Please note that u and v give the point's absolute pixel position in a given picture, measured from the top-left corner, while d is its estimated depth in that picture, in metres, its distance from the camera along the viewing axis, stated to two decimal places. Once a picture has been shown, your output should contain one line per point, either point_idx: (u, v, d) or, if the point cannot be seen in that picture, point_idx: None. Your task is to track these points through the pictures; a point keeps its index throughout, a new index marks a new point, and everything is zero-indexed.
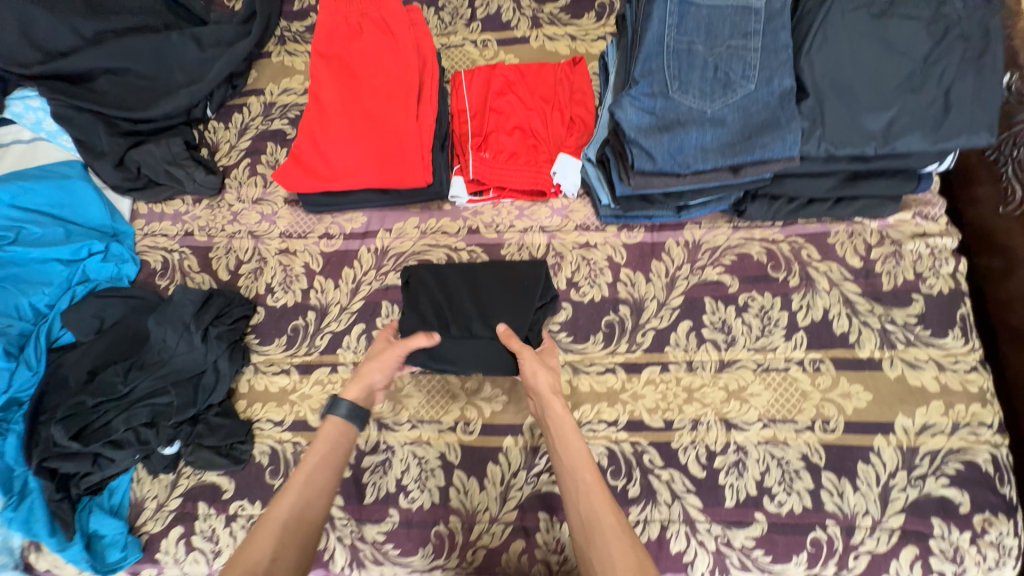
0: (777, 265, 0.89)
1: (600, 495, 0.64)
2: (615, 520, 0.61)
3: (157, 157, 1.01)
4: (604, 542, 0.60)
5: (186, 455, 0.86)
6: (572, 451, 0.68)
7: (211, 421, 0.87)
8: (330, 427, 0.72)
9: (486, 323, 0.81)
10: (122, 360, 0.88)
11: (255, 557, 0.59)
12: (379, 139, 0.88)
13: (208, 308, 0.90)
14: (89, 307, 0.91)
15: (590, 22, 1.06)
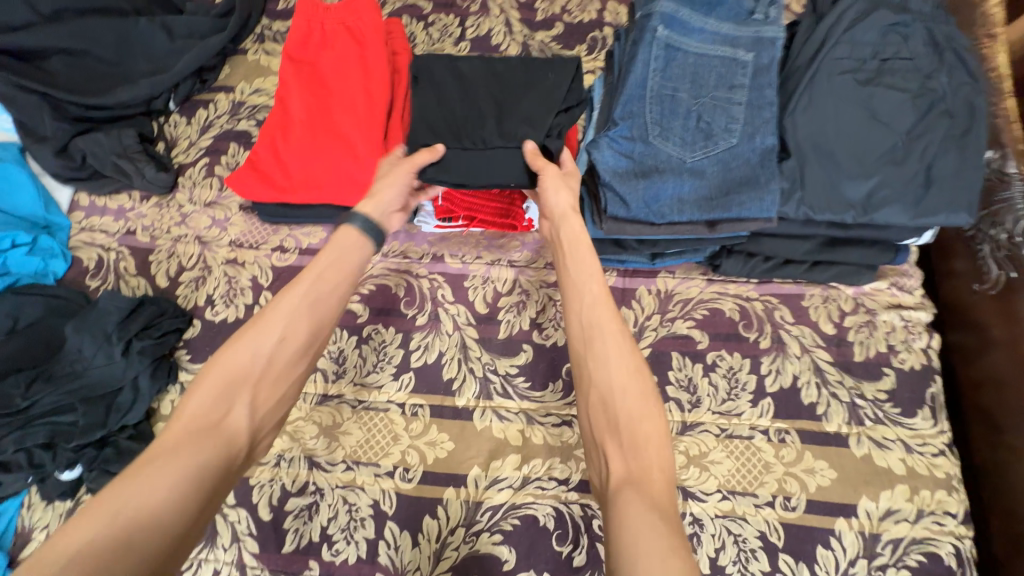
0: (749, 324, 0.85)
1: (602, 300, 0.67)
2: (619, 330, 0.64)
3: (106, 148, 0.94)
4: (600, 341, 0.64)
5: (88, 481, 0.77)
6: (577, 265, 0.71)
7: (121, 445, 0.78)
8: (343, 234, 0.73)
9: (499, 131, 0.78)
10: (27, 369, 0.79)
11: (262, 334, 0.63)
12: (341, 154, 0.82)
13: (134, 318, 0.83)
14: (2, 305, 0.82)
15: (581, 54, 1.04)
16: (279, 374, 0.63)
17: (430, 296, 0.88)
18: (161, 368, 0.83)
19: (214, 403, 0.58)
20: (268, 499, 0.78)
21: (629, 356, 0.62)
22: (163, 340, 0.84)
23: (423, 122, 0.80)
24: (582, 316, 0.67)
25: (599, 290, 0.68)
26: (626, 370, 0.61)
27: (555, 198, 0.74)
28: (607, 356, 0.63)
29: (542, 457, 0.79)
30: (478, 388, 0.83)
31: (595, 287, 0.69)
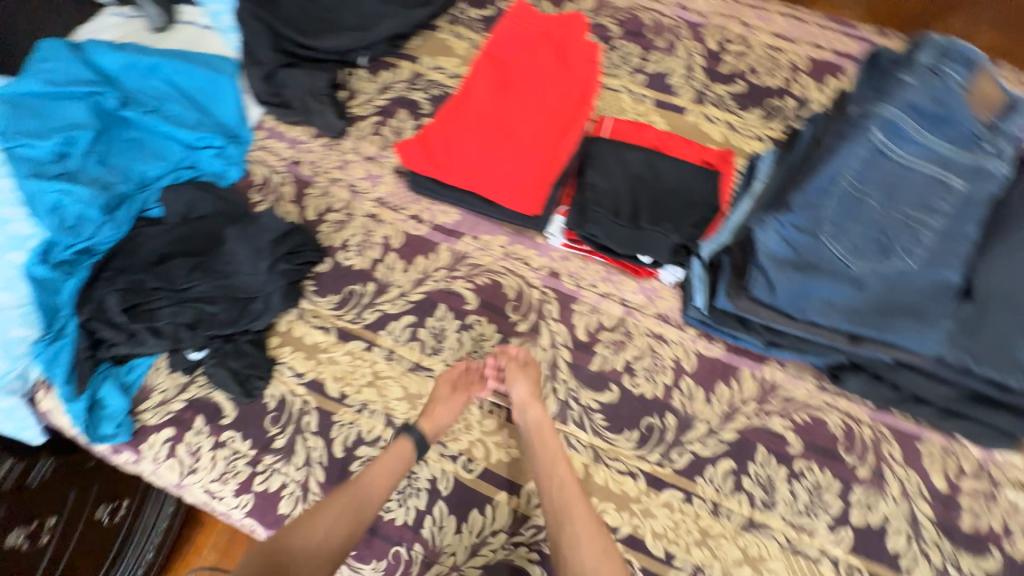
0: (851, 446, 0.80)
1: (573, 485, 0.72)
2: (592, 520, 0.69)
3: (302, 84, 1.05)
4: (571, 527, 0.68)
5: (206, 366, 0.88)
6: (546, 447, 0.76)
7: (241, 345, 0.88)
8: (400, 445, 0.76)
9: (654, 218, 0.87)
10: (193, 253, 0.91)
11: (305, 536, 0.64)
12: (511, 154, 0.88)
13: (285, 242, 0.92)
14: (184, 195, 0.95)
15: (755, 118, 1.03)
16: (321, 559, 0.63)
17: (538, 307, 0.91)
18: (291, 292, 0.92)
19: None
20: (343, 439, 0.84)
21: (597, 538, 0.68)
22: (300, 269, 0.93)
23: (590, 188, 0.90)
24: (558, 503, 0.70)
25: (565, 469, 0.73)
26: (598, 553, 0.66)
27: (523, 396, 0.79)
28: (576, 539, 0.67)
29: (598, 498, 0.79)
30: (556, 409, 0.84)
31: (562, 467, 0.74)
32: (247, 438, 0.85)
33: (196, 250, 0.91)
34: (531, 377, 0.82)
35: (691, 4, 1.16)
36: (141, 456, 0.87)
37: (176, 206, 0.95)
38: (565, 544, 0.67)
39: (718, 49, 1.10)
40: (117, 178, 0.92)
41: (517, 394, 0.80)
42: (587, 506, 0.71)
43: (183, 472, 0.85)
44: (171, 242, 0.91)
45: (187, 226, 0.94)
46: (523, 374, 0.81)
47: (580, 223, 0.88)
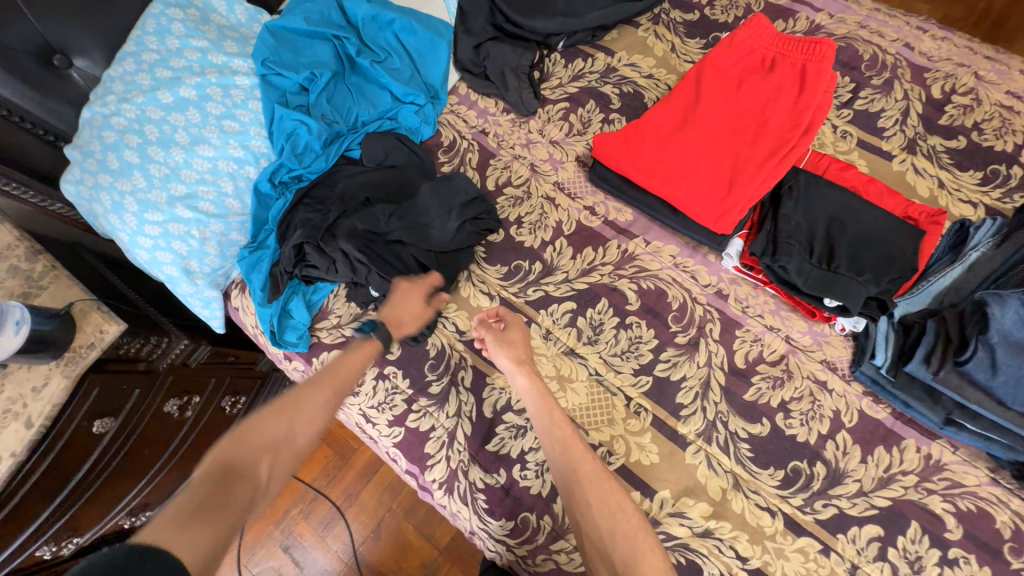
0: (1020, 551, 0.75)
1: (580, 448, 0.74)
2: (590, 466, 0.72)
3: (506, 59, 1.09)
4: (581, 490, 0.70)
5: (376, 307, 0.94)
6: (548, 413, 0.78)
7: None
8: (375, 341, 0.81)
9: (850, 265, 0.84)
10: (388, 200, 0.98)
11: (300, 412, 0.69)
12: (712, 168, 0.89)
13: (472, 207, 0.96)
14: (385, 142, 1.02)
15: (970, 180, 0.94)
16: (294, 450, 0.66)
17: (699, 323, 0.91)
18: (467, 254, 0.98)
19: (255, 457, 0.63)
20: (493, 402, 0.89)
21: (607, 495, 0.70)
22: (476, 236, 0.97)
23: (785, 219, 0.88)
24: (565, 467, 0.73)
25: (565, 431, 0.76)
26: (608, 510, 0.68)
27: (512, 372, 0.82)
28: (587, 503, 0.69)
29: (731, 524, 0.80)
30: (703, 428, 0.85)
31: (559, 431, 0.75)
32: (406, 376, 0.93)
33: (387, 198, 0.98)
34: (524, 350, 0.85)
35: (918, 44, 1.08)
36: (311, 368, 0.97)
37: (375, 151, 1.02)
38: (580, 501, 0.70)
39: (943, 97, 1.01)
40: (337, 117, 1.01)
41: (506, 366, 0.83)
42: (591, 457, 0.74)
43: None
44: (364, 184, 0.98)
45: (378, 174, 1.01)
46: (507, 342, 0.85)
47: (768, 251, 0.87)
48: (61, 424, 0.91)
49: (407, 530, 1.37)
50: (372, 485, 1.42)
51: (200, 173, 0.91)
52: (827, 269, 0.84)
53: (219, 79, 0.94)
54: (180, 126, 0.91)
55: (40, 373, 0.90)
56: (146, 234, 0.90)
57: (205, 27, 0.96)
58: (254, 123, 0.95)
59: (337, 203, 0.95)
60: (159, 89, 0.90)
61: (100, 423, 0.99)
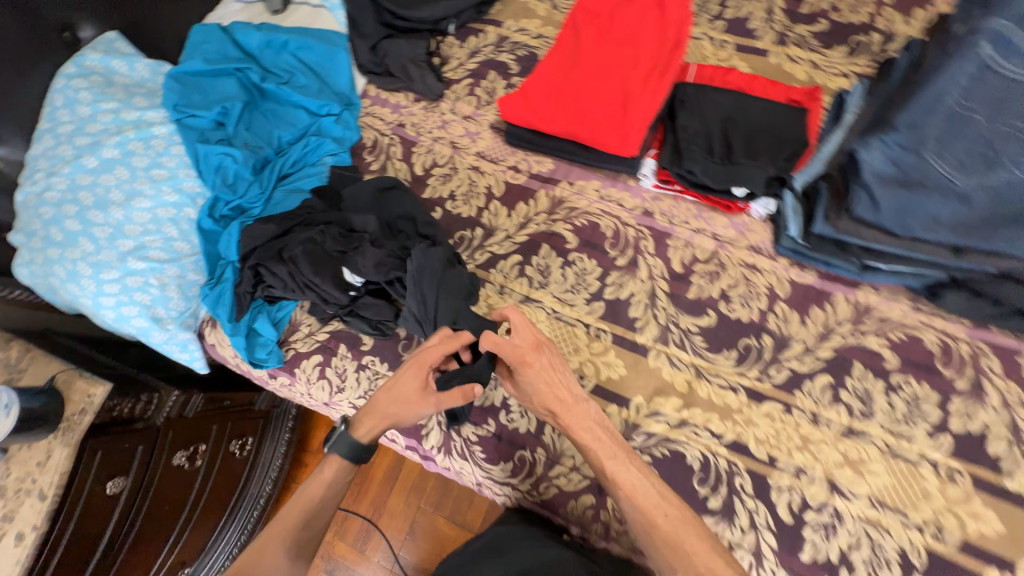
0: (949, 361, 0.84)
1: (654, 508, 0.72)
2: (670, 526, 0.71)
3: (403, 53, 1.16)
4: (663, 555, 0.69)
5: (340, 318, 1.01)
6: (615, 467, 0.75)
7: (366, 297, 0.99)
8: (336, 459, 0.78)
9: (747, 154, 0.92)
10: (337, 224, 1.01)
11: None
12: (605, 100, 0.97)
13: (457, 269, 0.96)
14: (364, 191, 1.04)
15: (839, 55, 1.04)
16: None
17: (634, 244, 0.99)
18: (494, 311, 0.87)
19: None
20: None
21: (692, 555, 0.69)
22: (468, 292, 0.93)
23: (683, 130, 0.96)
24: (637, 525, 0.72)
25: (642, 492, 0.73)
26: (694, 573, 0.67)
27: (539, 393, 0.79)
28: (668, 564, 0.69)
29: (702, 409, 0.88)
30: (658, 333, 0.93)
31: (638, 492, 0.73)
32: (384, 361, 0.99)
33: (343, 218, 1.01)
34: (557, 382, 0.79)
35: None
36: (295, 379, 1.02)
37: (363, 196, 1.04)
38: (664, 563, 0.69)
39: None
40: (262, 143, 1.07)
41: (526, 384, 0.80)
42: (667, 512, 0.71)
43: (331, 391, 1.00)
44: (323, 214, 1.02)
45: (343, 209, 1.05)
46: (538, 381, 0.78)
47: (677, 159, 0.96)
48: (72, 501, 0.94)
49: (440, 522, 1.43)
50: (398, 489, 1.48)
51: (143, 225, 0.96)
52: (728, 163, 0.92)
53: (138, 134, 0.99)
54: (112, 186, 0.95)
55: (42, 449, 0.94)
56: (107, 293, 0.94)
57: (111, 90, 1.01)
58: (181, 166, 1.00)
59: (298, 228, 1.01)
60: (82, 156, 0.95)
61: (114, 482, 1.03)
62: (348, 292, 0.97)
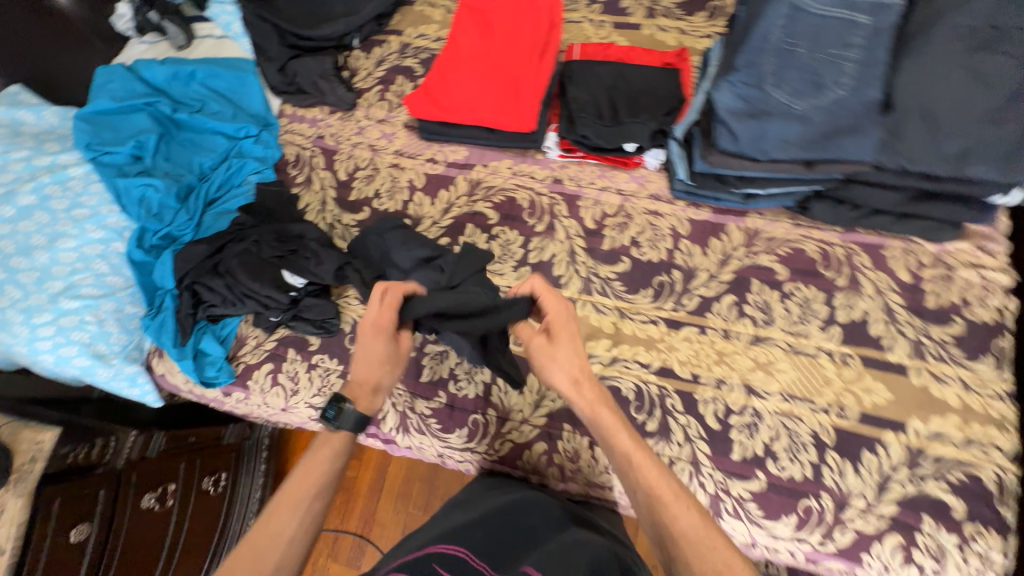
0: (828, 264, 0.96)
1: (673, 498, 0.64)
2: (688, 520, 0.61)
3: (311, 69, 1.22)
4: (679, 550, 0.60)
5: (286, 324, 1.05)
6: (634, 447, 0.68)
7: (307, 299, 1.03)
8: (337, 437, 0.72)
9: (631, 114, 1.03)
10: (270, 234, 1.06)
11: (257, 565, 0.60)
12: (498, 84, 1.06)
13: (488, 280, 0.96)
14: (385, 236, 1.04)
15: (700, 20, 1.17)
16: None
17: (549, 210, 1.08)
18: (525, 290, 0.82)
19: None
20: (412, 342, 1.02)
21: (713, 556, 0.58)
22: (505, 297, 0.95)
23: (574, 102, 1.06)
24: (652, 517, 0.63)
25: (653, 478, 0.65)
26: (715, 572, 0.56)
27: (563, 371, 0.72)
28: (689, 564, 0.58)
29: (629, 344, 0.96)
30: (581, 285, 1.01)
31: (649, 476, 0.65)
32: (333, 357, 1.03)
33: (276, 228, 1.06)
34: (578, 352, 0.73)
35: None
36: (249, 391, 1.05)
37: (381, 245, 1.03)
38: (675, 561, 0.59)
39: None
40: (183, 171, 1.11)
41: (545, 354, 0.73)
42: (690, 507, 0.63)
43: (287, 396, 1.03)
44: (255, 226, 1.07)
45: (274, 220, 1.10)
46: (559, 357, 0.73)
47: (573, 127, 1.05)
48: (29, 565, 0.93)
49: None
50: (385, 498, 1.49)
51: (70, 265, 0.99)
52: (616, 124, 1.02)
53: (53, 178, 1.03)
54: (34, 231, 0.99)
55: None
56: (42, 337, 0.95)
57: (21, 140, 1.05)
58: (103, 204, 1.04)
59: (231, 242, 1.05)
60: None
61: (77, 530, 1.02)
62: (289, 292, 1.01)
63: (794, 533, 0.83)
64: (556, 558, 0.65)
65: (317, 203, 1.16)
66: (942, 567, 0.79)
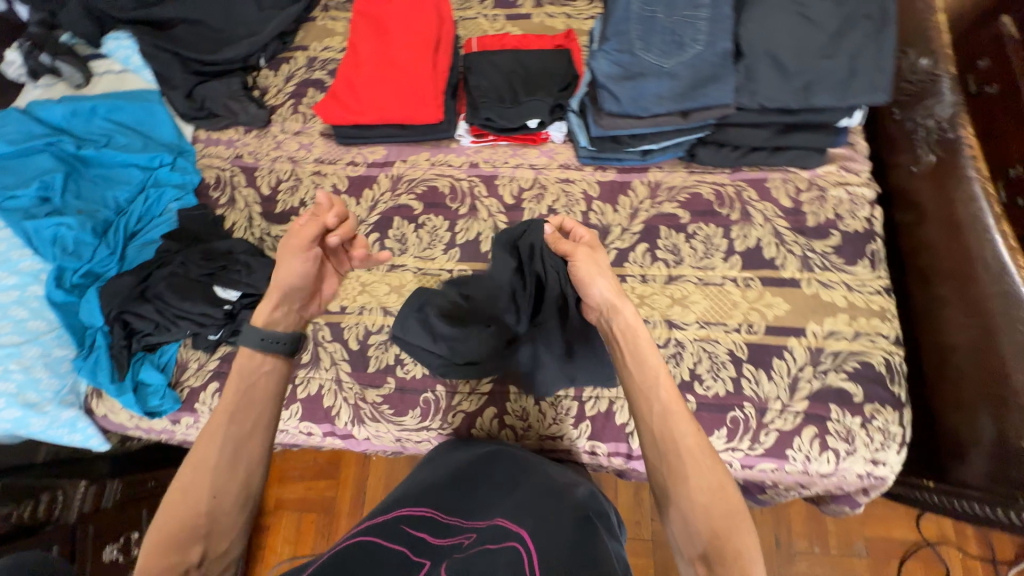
0: (722, 202, 1.06)
1: (684, 425, 0.66)
2: (691, 439, 0.65)
3: (219, 92, 1.24)
4: (682, 465, 0.64)
5: (228, 340, 1.05)
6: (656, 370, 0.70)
7: (243, 312, 1.04)
8: (240, 359, 0.70)
9: (529, 94, 1.11)
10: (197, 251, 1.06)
11: (196, 491, 0.61)
12: (400, 80, 1.11)
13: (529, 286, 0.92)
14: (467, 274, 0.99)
15: (583, 4, 1.28)
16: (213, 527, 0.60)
17: (469, 193, 1.14)
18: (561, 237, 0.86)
19: (175, 547, 0.59)
20: (355, 336, 1.04)
21: (710, 475, 0.63)
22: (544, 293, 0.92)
23: (476, 89, 1.13)
24: (665, 437, 0.66)
25: (668, 397, 0.68)
26: (711, 488, 0.62)
27: (599, 289, 0.78)
28: (687, 478, 0.64)
29: None
30: None
31: (665, 392, 0.69)
32: None
33: (202, 247, 1.07)
34: (605, 273, 0.79)
35: None
36: (198, 414, 1.05)
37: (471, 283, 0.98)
38: (671, 476, 0.64)
39: None
40: (97, 206, 1.10)
41: (582, 267, 0.79)
42: (698, 437, 0.66)
43: None
44: (180, 248, 1.08)
45: (200, 241, 1.11)
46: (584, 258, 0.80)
47: (478, 111, 1.12)
48: None
49: None
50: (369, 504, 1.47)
51: None
52: (516, 105, 1.10)
53: None
54: None
55: None
56: None
57: None
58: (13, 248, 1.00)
59: (157, 267, 1.05)
60: None
61: None
62: (223, 306, 1.01)
63: (727, 444, 0.92)
64: (525, 508, 0.72)
65: (244, 220, 1.17)
66: (852, 447, 0.89)
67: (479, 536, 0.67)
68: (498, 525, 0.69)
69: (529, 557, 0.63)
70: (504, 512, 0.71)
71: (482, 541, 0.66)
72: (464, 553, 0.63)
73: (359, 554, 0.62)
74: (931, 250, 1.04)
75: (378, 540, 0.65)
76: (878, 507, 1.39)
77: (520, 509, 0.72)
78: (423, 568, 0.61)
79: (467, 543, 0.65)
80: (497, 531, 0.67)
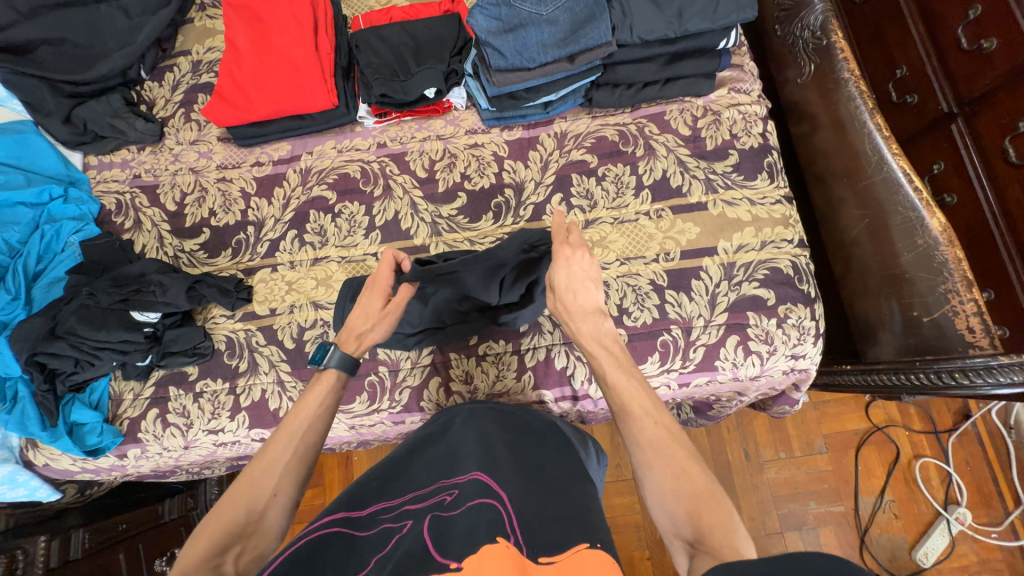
0: (627, 141, 1.08)
1: (643, 415, 0.67)
2: (653, 430, 0.65)
3: (99, 112, 1.17)
4: (644, 455, 0.63)
5: (159, 365, 1.03)
6: (613, 373, 0.73)
7: (169, 332, 1.02)
8: (324, 377, 0.77)
9: (420, 63, 1.10)
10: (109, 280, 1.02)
11: (262, 482, 0.65)
12: (286, 70, 1.08)
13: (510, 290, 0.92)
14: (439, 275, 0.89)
15: None
16: (267, 524, 0.63)
17: (381, 173, 1.12)
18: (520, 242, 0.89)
19: (222, 544, 0.59)
20: (289, 334, 1.04)
21: (675, 460, 0.62)
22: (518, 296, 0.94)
23: (368, 66, 1.11)
24: (627, 433, 0.66)
25: (627, 397, 0.69)
26: (676, 473, 0.61)
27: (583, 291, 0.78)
28: (652, 467, 0.62)
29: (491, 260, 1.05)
30: (430, 229, 1.08)
31: (626, 392, 0.69)
32: (217, 378, 1.03)
33: (110, 275, 1.02)
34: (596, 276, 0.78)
35: None
36: (144, 442, 1.02)
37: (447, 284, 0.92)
38: (637, 466, 0.64)
39: None
40: None
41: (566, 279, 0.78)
42: (659, 424, 0.65)
43: (183, 432, 1.02)
44: (87, 280, 1.03)
45: (109, 271, 1.06)
46: (567, 265, 0.78)
47: (373, 88, 1.09)
48: None
49: None
50: None
51: None
52: (409, 76, 1.09)
53: None
54: None
55: None
56: None
57: None
58: None
59: (67, 303, 1.00)
60: None
61: None
62: (143, 329, 0.99)
63: (662, 366, 0.96)
64: (504, 463, 0.69)
65: (154, 241, 1.13)
66: (772, 346, 0.95)
67: (460, 493, 0.64)
68: (476, 479, 0.65)
69: (510, 517, 0.60)
70: (481, 464, 0.67)
71: (463, 499, 0.63)
72: (447, 514, 0.61)
73: (328, 545, 0.58)
74: (825, 154, 1.10)
75: (348, 530, 0.61)
76: (830, 405, 1.48)
77: (499, 464, 0.68)
78: (403, 530, 0.60)
79: (450, 501, 0.63)
80: (476, 486, 0.64)
